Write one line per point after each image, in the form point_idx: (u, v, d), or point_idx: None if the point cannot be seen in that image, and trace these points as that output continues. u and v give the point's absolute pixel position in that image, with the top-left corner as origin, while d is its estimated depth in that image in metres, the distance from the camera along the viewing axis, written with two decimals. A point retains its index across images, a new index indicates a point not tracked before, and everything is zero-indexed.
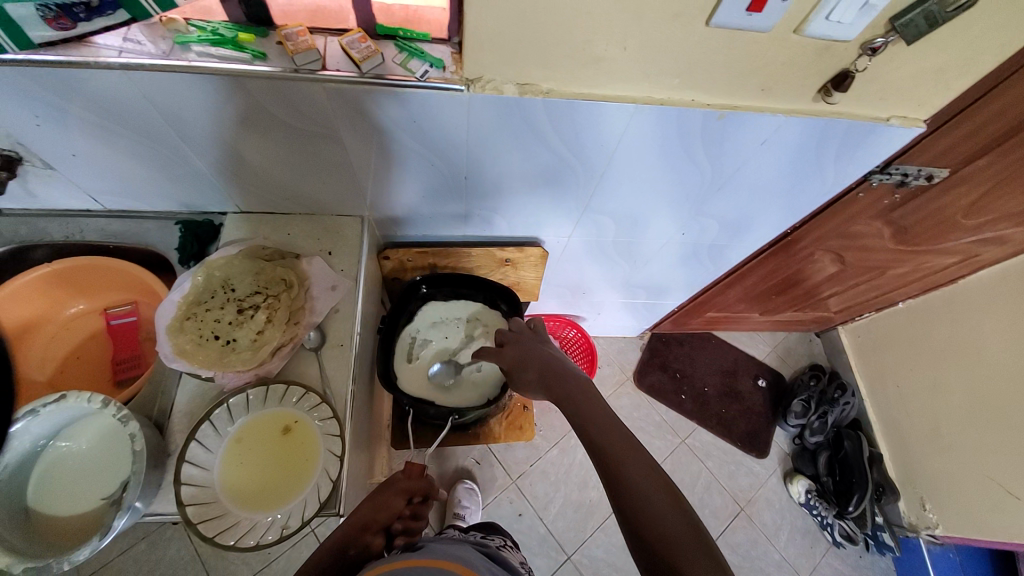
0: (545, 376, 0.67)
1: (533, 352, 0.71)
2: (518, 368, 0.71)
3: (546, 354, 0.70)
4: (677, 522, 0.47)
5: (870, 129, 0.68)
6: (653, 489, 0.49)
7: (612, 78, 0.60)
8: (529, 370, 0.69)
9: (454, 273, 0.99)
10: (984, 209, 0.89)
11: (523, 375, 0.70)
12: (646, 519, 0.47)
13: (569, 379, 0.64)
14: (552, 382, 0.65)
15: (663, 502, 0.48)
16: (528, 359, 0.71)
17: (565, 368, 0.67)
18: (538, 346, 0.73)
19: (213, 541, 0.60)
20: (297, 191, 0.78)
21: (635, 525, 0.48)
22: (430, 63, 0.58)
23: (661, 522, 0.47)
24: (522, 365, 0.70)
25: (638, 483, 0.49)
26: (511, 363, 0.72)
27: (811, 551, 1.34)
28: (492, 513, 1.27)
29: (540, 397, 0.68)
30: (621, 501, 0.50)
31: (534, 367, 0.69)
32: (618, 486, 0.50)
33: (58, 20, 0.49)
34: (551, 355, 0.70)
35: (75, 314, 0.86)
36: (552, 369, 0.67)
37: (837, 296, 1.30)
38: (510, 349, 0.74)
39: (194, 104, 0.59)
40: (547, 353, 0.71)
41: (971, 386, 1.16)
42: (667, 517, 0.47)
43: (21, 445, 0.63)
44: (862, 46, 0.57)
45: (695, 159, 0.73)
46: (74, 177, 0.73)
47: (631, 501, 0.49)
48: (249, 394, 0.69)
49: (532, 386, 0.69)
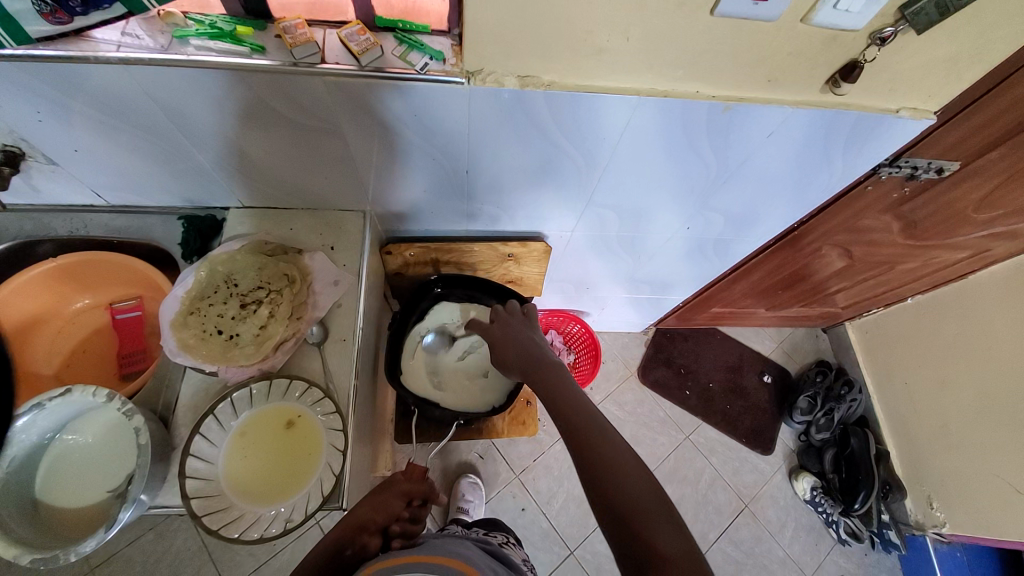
0: (525, 356, 0.73)
1: (517, 334, 0.78)
2: (497, 345, 0.79)
3: (527, 335, 0.78)
4: (651, 501, 0.47)
5: (879, 120, 0.67)
6: (629, 471, 0.49)
7: (615, 70, 0.59)
8: (510, 347, 0.76)
9: (467, 277, 1.01)
10: (996, 203, 0.87)
11: (503, 352, 0.77)
12: (620, 497, 0.48)
13: (549, 365, 0.69)
14: (533, 367, 0.70)
15: (640, 483, 0.48)
16: (509, 342, 0.77)
17: (542, 351, 0.73)
18: (523, 329, 0.79)
19: (218, 534, 0.61)
20: (299, 186, 0.78)
21: (611, 505, 0.48)
22: (430, 56, 0.57)
23: (636, 498, 0.47)
24: (504, 343, 0.77)
25: (612, 465, 0.50)
26: (494, 339, 0.80)
27: (815, 548, 1.33)
28: (495, 507, 1.28)
29: (517, 378, 0.74)
30: (596, 483, 0.50)
31: (513, 347, 0.76)
32: (593, 469, 0.51)
33: (54, 15, 0.49)
34: (532, 338, 0.77)
35: (80, 309, 0.87)
36: (531, 350, 0.73)
37: (844, 291, 1.28)
38: (496, 327, 0.82)
39: (195, 99, 0.59)
40: (528, 335, 0.78)
41: (980, 383, 1.15)
42: (641, 495, 0.47)
43: (28, 437, 0.64)
44: (871, 35, 0.55)
45: (700, 152, 0.72)
46: (77, 172, 0.73)
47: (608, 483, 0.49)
48: (252, 388, 0.69)
49: (511, 367, 0.75)
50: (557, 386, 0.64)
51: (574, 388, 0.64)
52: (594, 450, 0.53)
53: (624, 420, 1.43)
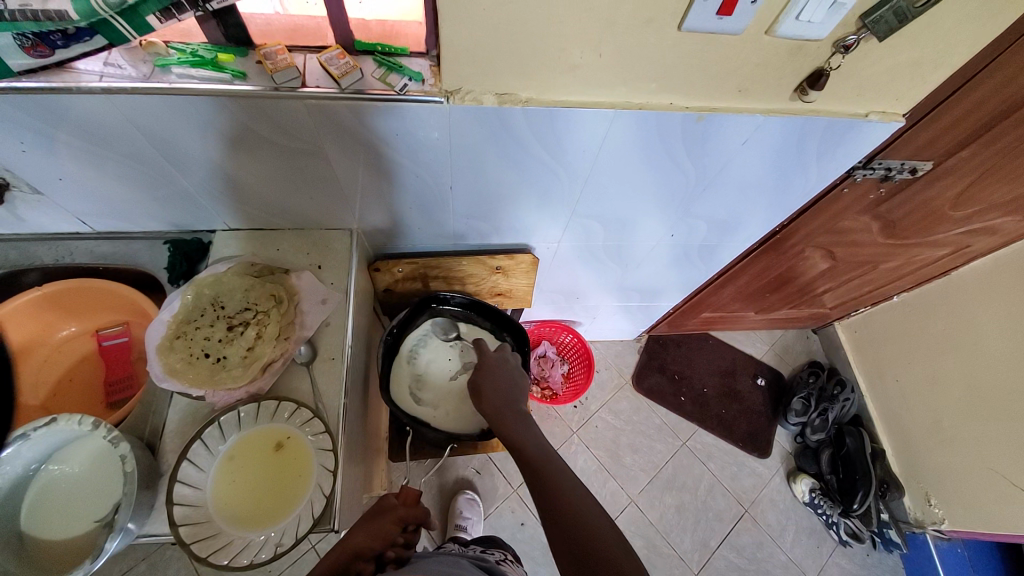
0: (500, 402, 0.79)
1: (500, 373, 0.85)
2: (482, 375, 0.84)
3: (506, 376, 0.84)
4: (612, 535, 0.55)
5: (849, 125, 0.69)
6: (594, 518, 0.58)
7: (590, 84, 0.61)
8: (494, 393, 0.81)
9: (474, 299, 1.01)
10: (970, 200, 0.90)
11: (487, 388, 0.82)
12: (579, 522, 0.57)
13: (518, 414, 0.77)
14: (505, 411, 0.78)
15: (606, 523, 0.57)
16: (496, 372, 0.85)
17: (514, 400, 0.80)
18: (507, 372, 0.86)
19: (206, 561, 0.60)
20: (285, 207, 0.79)
21: (577, 544, 0.55)
22: (409, 77, 0.59)
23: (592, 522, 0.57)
24: (492, 381, 0.83)
25: (586, 510, 0.58)
26: (487, 364, 0.86)
27: (817, 551, 1.33)
28: (494, 523, 1.26)
29: (484, 408, 0.80)
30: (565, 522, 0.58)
31: (494, 384, 0.82)
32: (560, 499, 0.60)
33: (35, 48, 0.50)
34: (511, 384, 0.84)
35: (66, 336, 0.86)
36: (509, 395, 0.81)
37: (831, 292, 1.30)
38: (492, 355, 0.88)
39: (178, 125, 0.60)
40: (510, 379, 0.84)
41: (971, 377, 1.16)
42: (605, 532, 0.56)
43: (13, 469, 0.63)
44: (835, 43, 0.57)
45: (679, 161, 0.73)
46: (62, 201, 0.74)
47: (579, 530, 0.56)
48: (240, 411, 0.69)
49: (486, 400, 0.80)
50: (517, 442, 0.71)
51: (535, 440, 0.71)
52: (566, 493, 0.61)
53: (621, 429, 1.43)
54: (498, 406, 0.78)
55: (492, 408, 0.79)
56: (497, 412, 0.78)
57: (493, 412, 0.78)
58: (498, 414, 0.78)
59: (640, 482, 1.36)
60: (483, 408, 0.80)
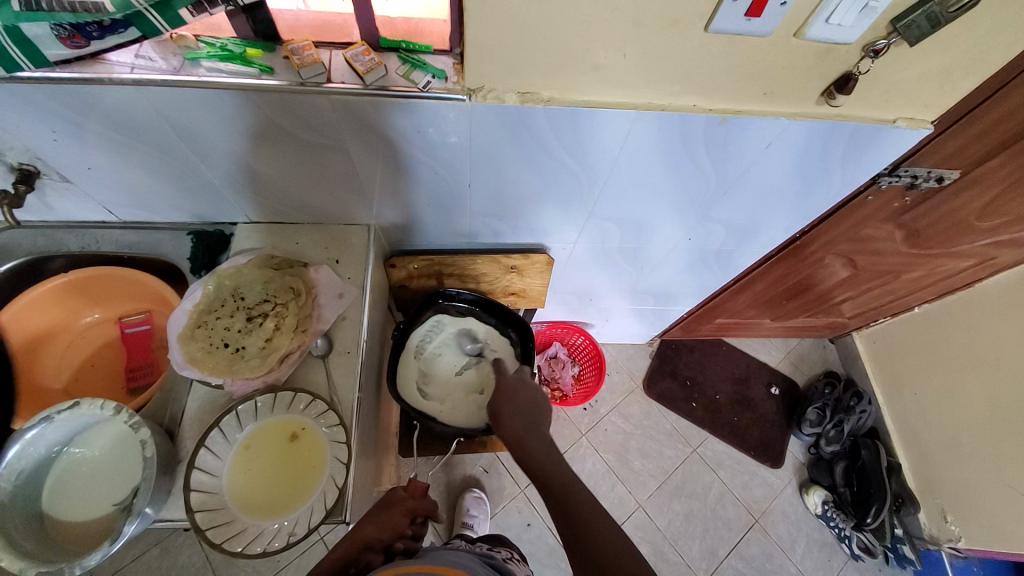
0: (519, 425, 0.79)
1: (518, 394, 0.86)
2: (499, 398, 0.86)
3: (524, 396, 0.85)
4: (620, 541, 0.58)
5: (876, 131, 0.67)
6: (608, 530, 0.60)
7: (611, 85, 0.60)
8: (513, 410, 0.82)
9: (482, 296, 1.02)
10: (997, 211, 0.88)
11: (504, 406, 0.83)
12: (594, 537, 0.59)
13: (534, 433, 0.78)
14: (515, 427, 0.79)
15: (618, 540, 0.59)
16: (515, 396, 0.85)
17: (534, 421, 0.80)
18: (526, 393, 0.86)
19: (221, 547, 0.61)
20: (305, 201, 0.80)
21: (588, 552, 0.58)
22: (432, 74, 0.59)
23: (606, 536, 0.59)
24: (509, 406, 0.83)
25: (597, 526, 0.61)
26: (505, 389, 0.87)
27: (828, 564, 1.31)
28: (500, 523, 1.26)
29: (504, 429, 0.81)
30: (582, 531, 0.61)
31: (512, 406, 0.83)
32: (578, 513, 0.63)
33: (72, 39, 0.51)
34: (530, 404, 0.84)
35: (90, 323, 0.88)
36: (526, 416, 0.81)
37: (850, 301, 1.28)
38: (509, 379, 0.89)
39: (205, 118, 0.61)
40: (529, 400, 0.85)
41: (993, 393, 1.13)
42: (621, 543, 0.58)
43: (36, 450, 0.64)
44: (864, 48, 0.56)
45: (699, 165, 0.73)
46: (90, 190, 0.75)
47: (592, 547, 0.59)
48: (257, 401, 0.70)
49: (507, 421, 0.81)
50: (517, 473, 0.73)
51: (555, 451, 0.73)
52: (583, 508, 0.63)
53: (630, 434, 1.42)
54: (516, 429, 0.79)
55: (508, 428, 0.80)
56: (517, 433, 0.78)
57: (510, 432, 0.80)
58: (517, 434, 0.78)
59: (649, 487, 1.35)
60: (504, 429, 0.80)
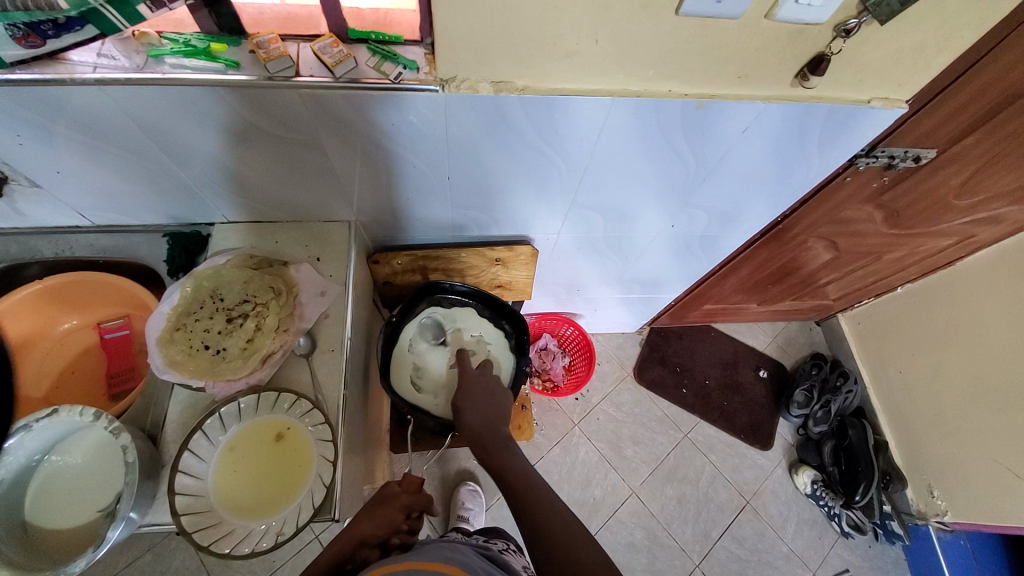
0: (483, 425, 0.81)
1: (485, 392, 0.87)
2: (466, 393, 0.87)
3: (490, 396, 0.87)
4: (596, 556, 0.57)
5: (851, 112, 0.68)
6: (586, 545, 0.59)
7: (586, 72, 0.60)
8: (476, 411, 0.84)
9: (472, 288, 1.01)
10: (975, 189, 0.89)
11: (467, 404, 0.85)
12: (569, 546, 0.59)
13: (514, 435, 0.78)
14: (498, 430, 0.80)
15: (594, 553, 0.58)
16: (480, 394, 0.87)
17: (498, 423, 0.82)
18: (489, 391, 0.88)
19: (208, 549, 0.60)
20: (283, 199, 0.79)
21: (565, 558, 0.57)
22: (404, 65, 0.58)
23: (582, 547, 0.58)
24: (476, 405, 0.85)
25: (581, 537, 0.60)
26: (468, 389, 0.88)
27: (819, 542, 1.33)
28: (496, 515, 1.27)
29: (466, 423, 0.83)
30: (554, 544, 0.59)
31: (477, 405, 0.85)
32: (557, 522, 0.62)
33: (27, 39, 0.49)
34: (495, 404, 0.86)
35: (68, 329, 0.87)
36: (490, 417, 0.83)
37: (834, 282, 1.29)
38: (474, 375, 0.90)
39: (174, 116, 0.60)
40: (493, 398, 0.87)
41: (975, 369, 1.15)
42: (592, 556, 0.57)
43: (15, 460, 0.64)
44: (836, 27, 0.56)
45: (677, 149, 0.72)
46: (61, 194, 0.74)
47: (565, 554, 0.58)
48: (241, 402, 0.69)
49: (472, 418, 0.83)
50: (505, 464, 0.73)
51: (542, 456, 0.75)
52: (561, 521, 0.62)
53: (622, 421, 1.43)
54: (478, 424, 0.81)
55: (473, 427, 0.81)
56: (483, 429, 0.81)
57: (475, 432, 0.81)
58: (480, 431, 0.80)
59: (641, 474, 1.36)
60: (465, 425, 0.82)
